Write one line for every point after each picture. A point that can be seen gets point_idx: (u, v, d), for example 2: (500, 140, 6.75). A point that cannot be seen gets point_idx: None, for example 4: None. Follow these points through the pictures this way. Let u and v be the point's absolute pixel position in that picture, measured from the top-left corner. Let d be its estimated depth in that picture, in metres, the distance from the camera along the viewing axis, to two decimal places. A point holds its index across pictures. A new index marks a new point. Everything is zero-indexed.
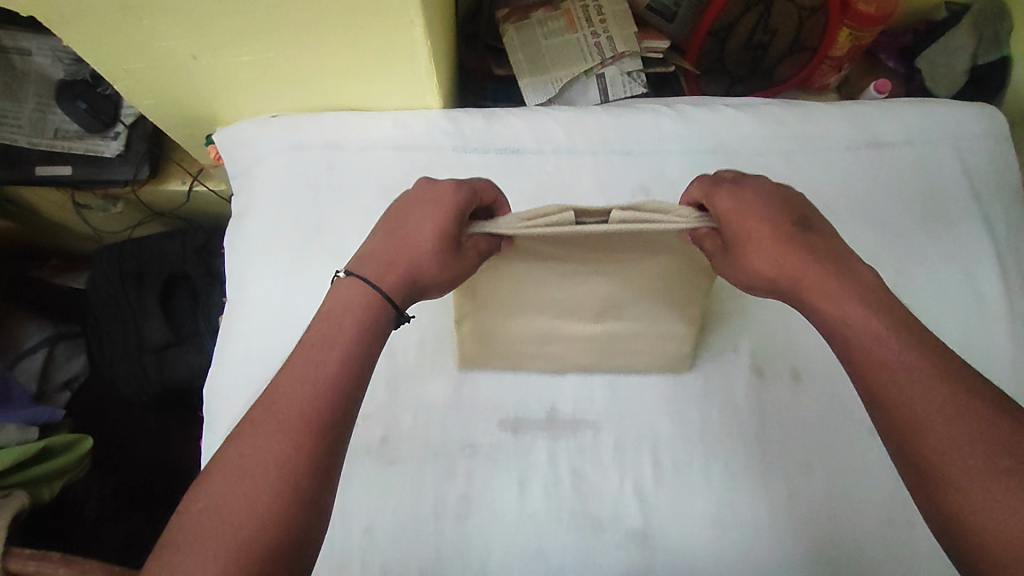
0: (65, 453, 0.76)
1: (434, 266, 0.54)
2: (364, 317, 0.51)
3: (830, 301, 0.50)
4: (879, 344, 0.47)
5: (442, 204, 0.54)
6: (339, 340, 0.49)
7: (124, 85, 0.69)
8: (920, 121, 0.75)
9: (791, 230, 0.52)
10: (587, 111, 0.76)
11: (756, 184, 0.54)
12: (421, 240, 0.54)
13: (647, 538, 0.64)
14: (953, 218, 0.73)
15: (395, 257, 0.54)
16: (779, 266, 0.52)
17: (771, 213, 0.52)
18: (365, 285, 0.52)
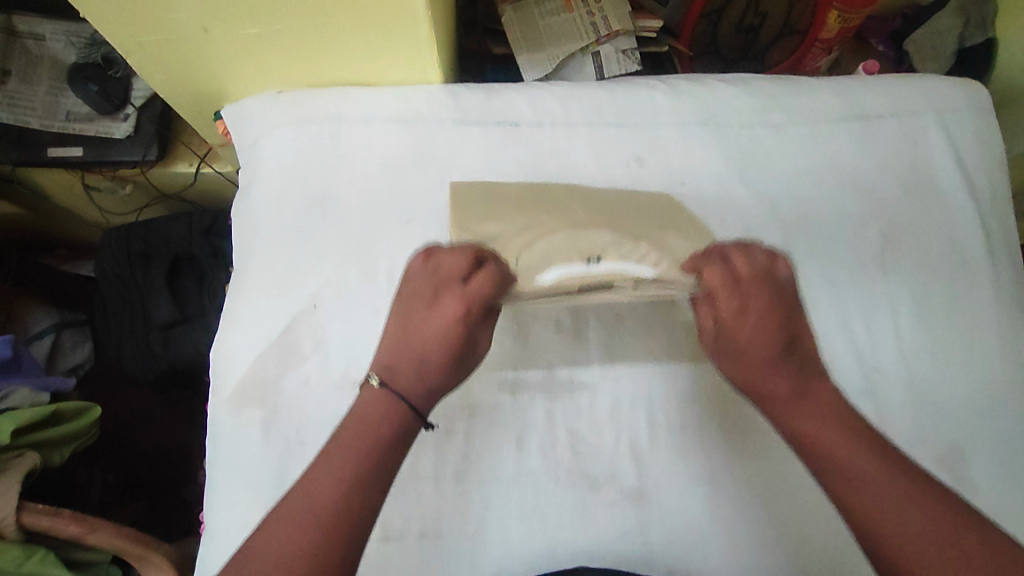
0: (75, 419, 0.78)
1: (448, 363, 0.57)
2: (391, 427, 0.53)
3: (797, 407, 0.53)
4: (844, 446, 0.50)
5: (449, 317, 0.57)
6: (370, 437, 0.52)
7: (137, 58, 0.72)
8: (906, 95, 0.77)
9: (776, 346, 0.55)
10: (583, 86, 0.78)
11: (755, 292, 0.56)
12: (435, 350, 0.57)
13: (642, 496, 0.65)
14: (939, 189, 0.75)
15: (418, 357, 0.57)
16: (752, 344, 0.56)
17: (763, 329, 0.55)
18: (394, 394, 0.55)
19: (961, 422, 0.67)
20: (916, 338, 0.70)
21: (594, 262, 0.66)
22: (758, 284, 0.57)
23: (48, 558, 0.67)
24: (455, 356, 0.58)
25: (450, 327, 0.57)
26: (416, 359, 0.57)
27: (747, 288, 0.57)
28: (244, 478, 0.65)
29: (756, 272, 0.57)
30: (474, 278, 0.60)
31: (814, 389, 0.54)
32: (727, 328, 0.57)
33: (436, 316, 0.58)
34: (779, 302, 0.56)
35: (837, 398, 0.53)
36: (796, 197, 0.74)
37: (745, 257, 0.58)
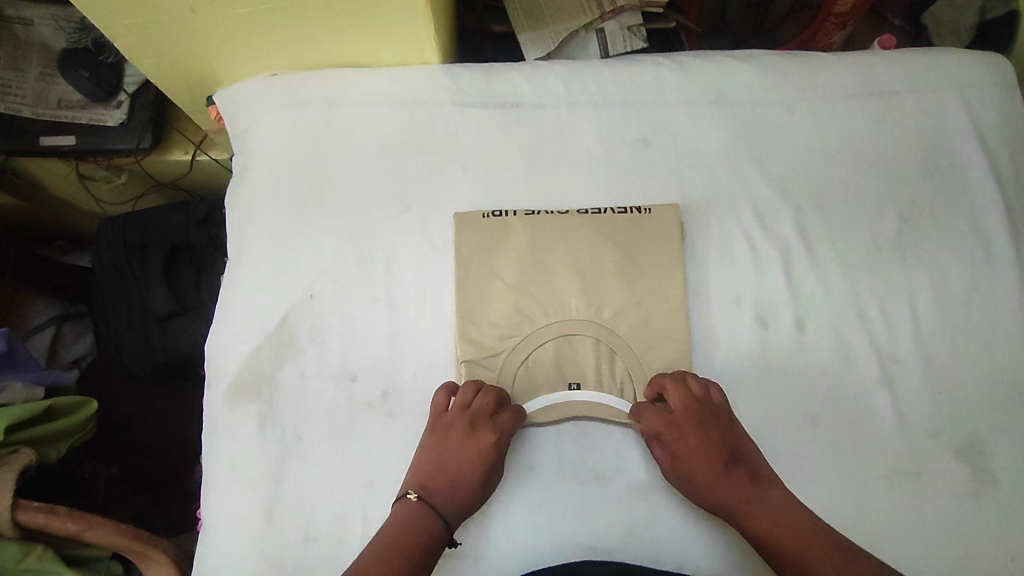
0: (71, 415, 0.77)
1: (478, 484, 0.61)
2: (431, 537, 0.57)
3: (752, 504, 0.59)
4: (800, 543, 0.55)
5: (480, 456, 0.61)
6: (410, 538, 0.57)
7: (125, 41, 0.69)
8: (927, 69, 0.74)
9: (722, 462, 0.61)
10: (586, 65, 0.74)
11: (693, 417, 0.62)
12: (470, 473, 0.61)
13: (649, 490, 0.63)
14: (960, 166, 0.71)
15: (448, 483, 0.61)
16: (704, 462, 0.61)
17: (707, 456, 0.61)
18: (432, 511, 0.59)
19: (980, 411, 0.65)
20: (934, 324, 0.67)
21: (573, 390, 0.66)
22: (698, 413, 0.62)
23: (47, 553, 0.67)
24: (484, 486, 0.61)
25: (482, 465, 0.61)
26: (452, 488, 0.61)
27: (682, 420, 0.62)
28: (242, 474, 0.64)
29: (686, 401, 0.63)
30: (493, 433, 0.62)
31: (766, 491, 0.59)
32: (681, 458, 0.62)
33: (468, 454, 0.61)
34: (716, 425, 0.62)
35: (787, 495, 0.59)
36: (810, 178, 0.71)
37: (683, 387, 0.63)
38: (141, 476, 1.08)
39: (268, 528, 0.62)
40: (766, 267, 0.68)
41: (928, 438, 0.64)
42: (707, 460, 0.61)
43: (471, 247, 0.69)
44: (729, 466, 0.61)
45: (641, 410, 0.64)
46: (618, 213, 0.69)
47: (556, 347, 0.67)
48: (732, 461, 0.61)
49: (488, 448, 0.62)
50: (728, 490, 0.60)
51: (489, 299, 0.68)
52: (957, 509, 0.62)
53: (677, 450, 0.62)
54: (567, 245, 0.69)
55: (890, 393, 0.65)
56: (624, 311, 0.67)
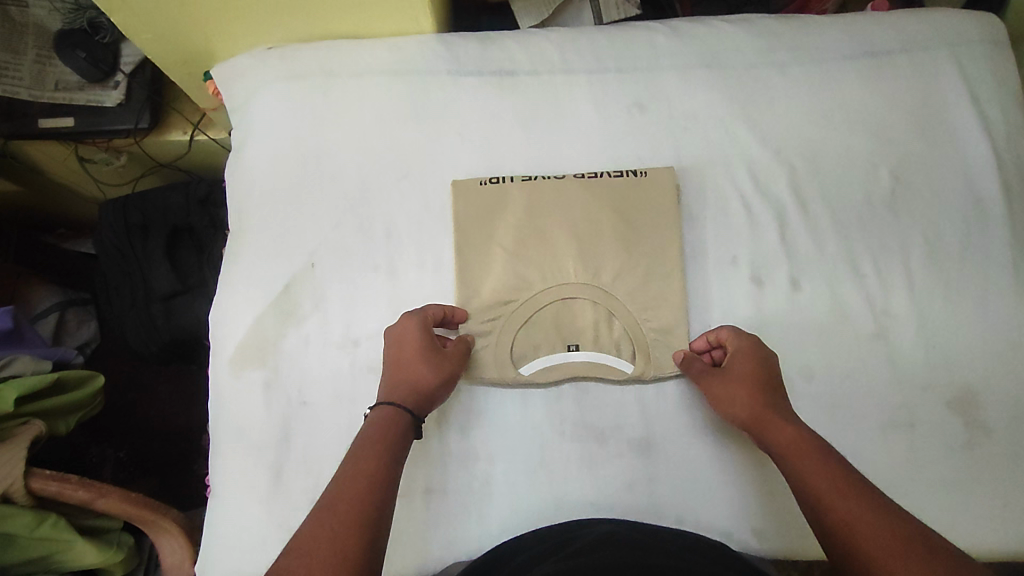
0: (78, 389, 0.78)
1: (428, 371, 0.60)
2: (399, 430, 0.56)
3: (780, 428, 0.56)
4: (813, 468, 0.52)
5: (417, 344, 0.61)
6: (375, 435, 0.55)
7: (121, 16, 0.69)
8: (919, 28, 0.74)
9: (772, 379, 0.60)
10: (581, 31, 0.75)
11: (745, 349, 0.62)
12: (416, 360, 0.61)
13: (648, 446, 0.64)
14: (952, 125, 0.72)
15: (405, 383, 0.60)
16: (756, 371, 0.60)
17: (760, 369, 0.60)
18: (393, 409, 0.58)
19: (972, 364, 0.66)
20: (927, 281, 0.68)
21: (572, 351, 0.67)
22: (755, 345, 0.62)
23: (59, 522, 0.68)
24: (435, 366, 0.61)
25: (421, 349, 0.61)
26: (408, 385, 0.60)
27: (750, 340, 0.62)
28: (249, 438, 0.65)
29: (740, 336, 0.63)
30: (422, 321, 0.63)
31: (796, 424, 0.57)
32: (735, 362, 0.61)
33: (411, 353, 0.61)
34: (761, 359, 0.61)
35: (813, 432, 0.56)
36: (802, 139, 0.71)
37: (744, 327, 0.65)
38: (147, 459, 1.10)
39: (275, 490, 0.64)
40: (760, 227, 0.69)
41: (921, 392, 0.65)
42: (747, 384, 0.59)
43: (468, 214, 0.69)
44: (768, 394, 0.59)
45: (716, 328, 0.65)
46: (614, 176, 0.70)
47: (555, 311, 0.68)
48: (771, 391, 0.59)
49: (420, 333, 0.62)
50: (762, 413, 0.58)
51: (488, 264, 0.69)
52: (950, 460, 0.63)
53: (733, 356, 0.62)
54: (564, 210, 0.69)
55: (883, 347, 0.66)
56: (621, 274, 0.68)
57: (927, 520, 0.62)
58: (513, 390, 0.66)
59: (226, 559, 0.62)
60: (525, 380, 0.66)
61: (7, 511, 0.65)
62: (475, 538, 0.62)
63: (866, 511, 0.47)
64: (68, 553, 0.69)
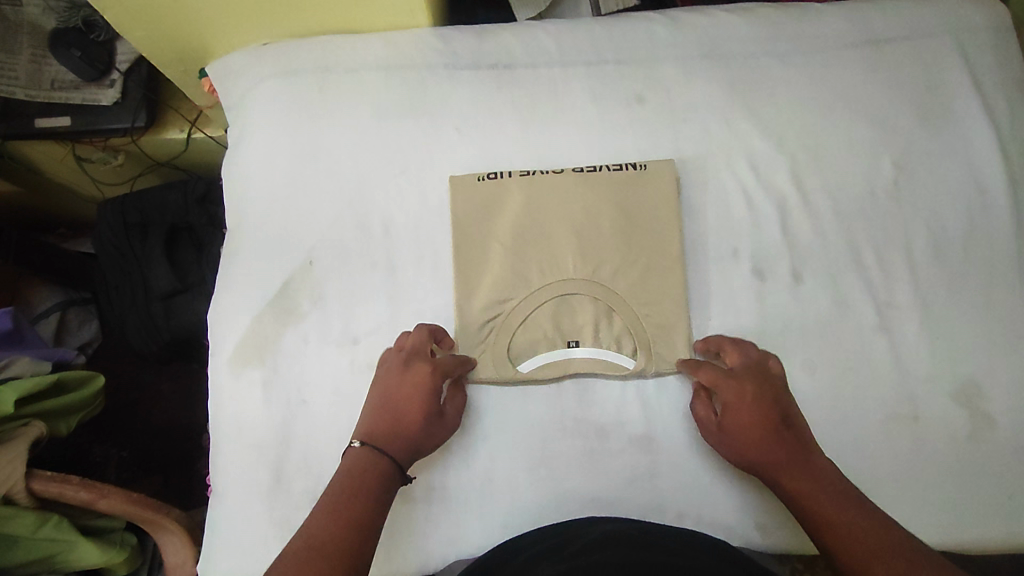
0: (78, 389, 0.78)
1: (416, 416, 0.60)
2: (378, 479, 0.55)
3: (796, 479, 0.56)
4: (839, 521, 0.52)
5: (410, 390, 0.60)
6: (356, 481, 0.55)
7: (114, 14, 0.69)
8: (921, 15, 0.73)
9: (776, 420, 0.58)
10: (579, 23, 0.74)
11: (751, 378, 0.60)
12: (417, 410, 0.60)
13: (651, 442, 0.64)
14: (956, 113, 0.71)
15: (390, 425, 0.59)
16: (755, 416, 0.59)
17: (758, 413, 0.59)
18: (374, 454, 0.57)
19: (977, 355, 0.65)
20: (930, 272, 0.67)
21: (572, 347, 0.66)
22: (747, 382, 0.60)
23: (62, 523, 0.68)
24: (431, 419, 0.60)
25: (426, 398, 0.60)
26: (392, 429, 0.59)
27: (742, 378, 0.60)
28: (249, 437, 0.65)
29: (744, 364, 0.62)
30: (414, 360, 0.62)
31: (812, 462, 0.56)
32: (732, 410, 0.60)
33: (402, 395, 0.60)
34: (767, 383, 0.60)
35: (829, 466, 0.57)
36: (804, 129, 0.71)
37: (739, 351, 0.63)
38: (151, 458, 1.10)
39: (276, 489, 0.63)
40: (762, 218, 0.69)
41: (926, 384, 0.65)
42: (758, 418, 0.59)
43: (466, 210, 0.69)
44: (779, 429, 0.58)
45: (698, 367, 0.63)
46: (614, 169, 0.69)
47: (555, 307, 0.67)
48: (783, 424, 0.58)
49: (413, 380, 0.61)
50: (776, 452, 0.57)
51: (487, 261, 0.68)
52: (955, 452, 0.63)
53: (728, 404, 0.60)
54: (563, 205, 0.69)
55: (888, 339, 0.66)
56: (622, 269, 0.67)
57: (932, 512, 0.61)
58: (514, 387, 0.65)
59: (228, 559, 0.62)
60: (526, 378, 0.65)
61: (8, 513, 0.64)
62: (477, 536, 0.62)
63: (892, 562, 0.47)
64: (71, 554, 0.69)
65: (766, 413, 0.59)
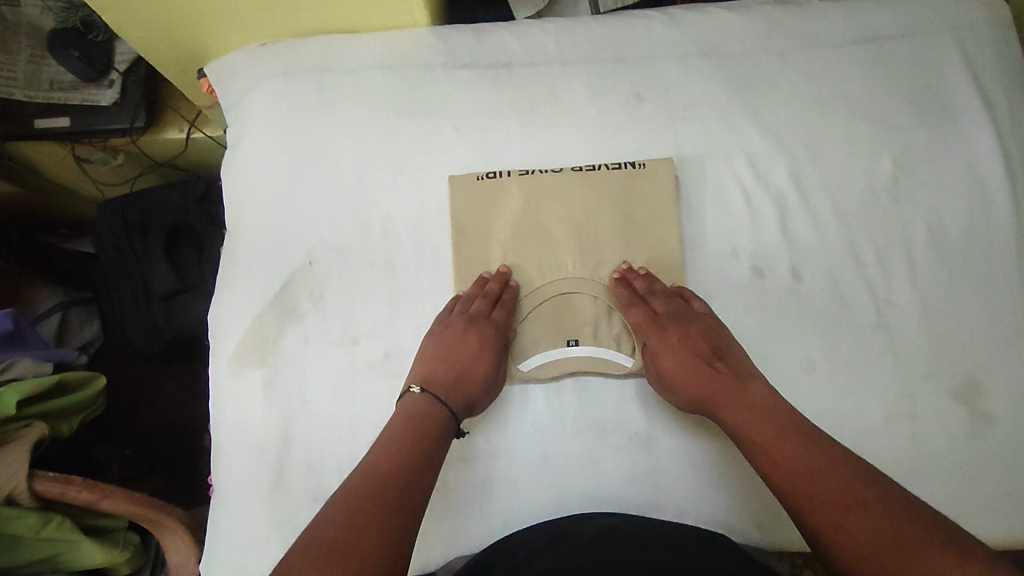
0: (80, 390, 0.78)
1: (478, 376, 0.62)
2: (438, 427, 0.58)
3: (725, 407, 0.58)
4: (762, 436, 0.54)
5: (472, 350, 0.62)
6: (414, 426, 0.57)
7: (113, 15, 0.69)
8: (920, 12, 0.73)
9: (704, 356, 0.61)
10: (577, 21, 0.74)
11: (677, 321, 0.63)
12: (483, 367, 0.63)
13: (651, 440, 0.64)
14: (955, 110, 0.71)
15: (450, 378, 0.61)
16: (682, 359, 0.61)
17: (684, 354, 0.61)
18: (434, 404, 0.59)
19: (977, 352, 0.65)
20: (930, 270, 0.67)
21: (572, 346, 0.66)
22: (675, 324, 0.63)
23: (65, 523, 0.68)
24: (487, 381, 0.63)
25: (488, 358, 0.63)
26: (451, 383, 0.61)
27: (668, 322, 0.63)
28: (251, 437, 0.65)
29: (666, 305, 0.64)
30: (479, 322, 0.64)
31: (750, 387, 0.58)
32: (665, 352, 0.62)
33: (461, 354, 0.62)
34: (689, 322, 0.63)
35: (765, 389, 0.58)
36: (803, 127, 0.71)
37: (659, 292, 0.65)
38: (154, 457, 1.11)
39: (277, 489, 0.64)
40: (761, 217, 0.69)
41: (925, 382, 0.65)
42: (688, 357, 0.61)
43: (464, 210, 0.69)
44: (710, 362, 0.60)
45: (629, 313, 0.65)
46: (613, 169, 0.69)
47: (554, 306, 0.67)
48: (713, 357, 0.60)
49: (474, 341, 0.63)
50: (715, 385, 0.59)
51: (486, 261, 0.68)
52: (954, 449, 0.63)
53: (660, 348, 0.63)
54: (562, 205, 0.69)
55: (887, 337, 0.66)
56: (621, 268, 0.68)
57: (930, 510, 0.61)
58: (513, 386, 0.66)
59: (231, 558, 0.63)
60: (526, 377, 0.66)
61: (11, 513, 0.65)
62: (477, 534, 0.62)
63: (807, 474, 0.50)
64: (75, 553, 0.70)
65: (694, 353, 0.61)
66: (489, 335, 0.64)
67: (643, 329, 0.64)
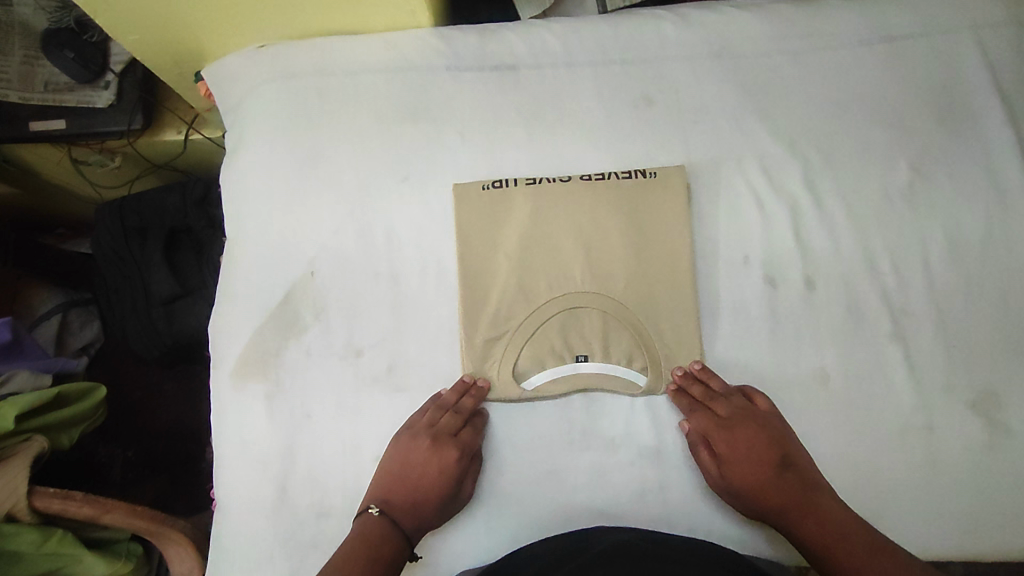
0: (80, 401, 0.77)
1: (436, 498, 0.60)
2: (389, 552, 0.56)
3: (801, 519, 0.57)
4: (845, 553, 0.54)
5: (434, 472, 0.60)
6: (366, 545, 0.56)
7: (106, 18, 0.67)
8: (939, 10, 0.70)
9: (772, 467, 0.59)
10: (584, 21, 0.72)
11: (742, 426, 0.61)
12: (433, 499, 0.60)
13: (660, 456, 0.63)
14: (974, 112, 0.69)
15: (409, 497, 0.60)
16: (749, 467, 0.59)
17: (752, 463, 0.60)
18: (390, 527, 0.57)
19: (995, 363, 0.64)
20: (947, 278, 0.65)
21: (581, 361, 0.65)
22: (739, 428, 0.61)
23: (66, 537, 0.67)
24: (445, 504, 0.60)
25: (441, 491, 0.60)
26: (408, 505, 0.59)
27: (733, 426, 0.61)
28: (253, 452, 0.64)
29: (721, 404, 0.62)
30: (444, 444, 0.60)
31: (819, 501, 0.57)
32: (730, 460, 0.60)
33: (424, 475, 0.60)
34: (749, 420, 0.62)
35: (836, 503, 0.57)
36: (817, 130, 0.69)
37: (722, 393, 0.63)
38: (157, 458, 1.09)
39: (280, 506, 0.62)
40: (774, 224, 0.67)
41: (942, 394, 0.63)
42: (756, 464, 0.59)
43: (470, 221, 0.67)
44: (779, 472, 0.59)
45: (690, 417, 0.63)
46: (623, 177, 0.67)
47: (562, 321, 0.66)
48: (782, 466, 0.59)
49: (436, 464, 0.60)
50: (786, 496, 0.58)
51: (492, 274, 0.66)
52: (971, 464, 0.62)
53: (725, 455, 0.61)
54: (571, 217, 0.67)
55: (903, 348, 0.64)
56: (631, 281, 0.66)
57: (945, 526, 0.60)
58: (521, 403, 0.65)
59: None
60: (534, 396, 0.64)
61: (11, 530, 0.64)
62: (484, 550, 0.61)
63: None
64: (77, 567, 0.69)
65: (761, 462, 0.60)
66: (453, 459, 0.60)
67: (706, 433, 0.62)
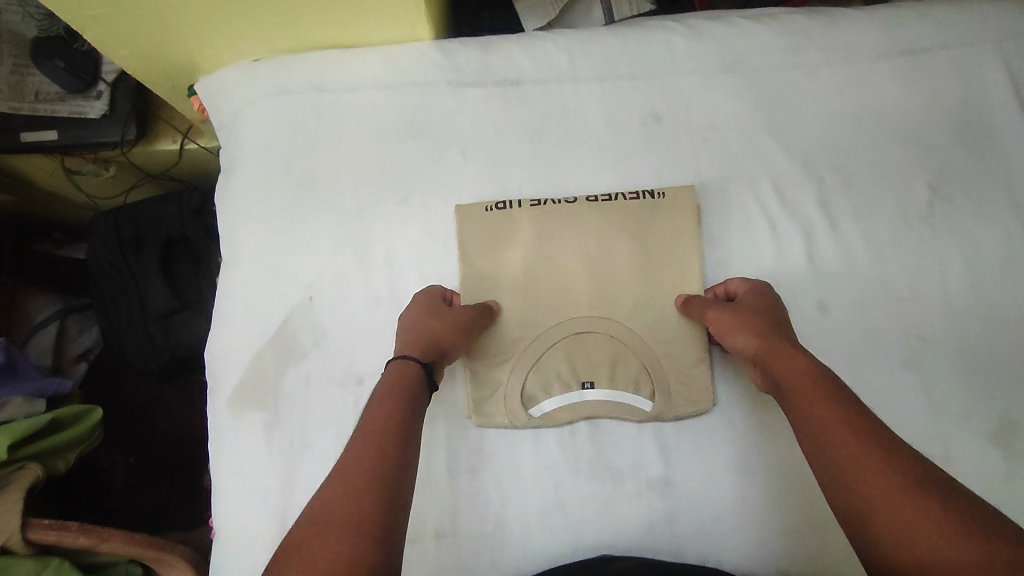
0: (75, 426, 0.76)
1: (435, 325, 0.59)
2: (408, 394, 0.52)
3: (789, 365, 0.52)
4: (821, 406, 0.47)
5: (426, 314, 0.59)
6: (387, 400, 0.51)
7: (93, 33, 0.64)
8: (959, 22, 0.68)
9: (774, 321, 0.56)
10: (590, 33, 0.69)
11: (759, 291, 0.59)
12: (451, 336, 0.59)
13: (668, 486, 0.61)
14: (995, 128, 0.66)
15: (412, 337, 0.58)
16: (753, 312, 0.57)
17: (756, 310, 0.57)
18: (404, 362, 0.55)
19: (1018, 390, 0.61)
20: (967, 301, 0.63)
21: (587, 389, 0.63)
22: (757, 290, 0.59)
23: (62, 567, 0.66)
24: (447, 326, 0.59)
25: (460, 333, 0.59)
26: (416, 339, 0.57)
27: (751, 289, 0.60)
28: (251, 482, 0.62)
29: (753, 291, 0.59)
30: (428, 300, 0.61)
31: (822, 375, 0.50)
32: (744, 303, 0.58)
33: (421, 318, 0.59)
34: (778, 312, 0.57)
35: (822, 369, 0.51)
36: (832, 148, 0.66)
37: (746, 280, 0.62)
38: (159, 464, 1.07)
39: (279, 538, 0.61)
40: (787, 246, 0.65)
41: (961, 422, 0.61)
42: (766, 315, 0.57)
43: (472, 244, 0.65)
44: (777, 328, 0.56)
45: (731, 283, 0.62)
46: (629, 198, 0.65)
47: (568, 346, 0.64)
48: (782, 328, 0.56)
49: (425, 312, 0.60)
50: (793, 370, 0.51)
51: (496, 297, 0.65)
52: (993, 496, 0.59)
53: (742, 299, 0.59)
54: (578, 240, 0.65)
55: (920, 374, 0.62)
56: (638, 306, 0.65)
57: None
58: (525, 433, 0.63)
59: None
60: (540, 422, 0.63)
61: (5, 562, 0.62)
62: None
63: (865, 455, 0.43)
64: None
65: (767, 317, 0.56)
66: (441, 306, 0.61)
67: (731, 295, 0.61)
